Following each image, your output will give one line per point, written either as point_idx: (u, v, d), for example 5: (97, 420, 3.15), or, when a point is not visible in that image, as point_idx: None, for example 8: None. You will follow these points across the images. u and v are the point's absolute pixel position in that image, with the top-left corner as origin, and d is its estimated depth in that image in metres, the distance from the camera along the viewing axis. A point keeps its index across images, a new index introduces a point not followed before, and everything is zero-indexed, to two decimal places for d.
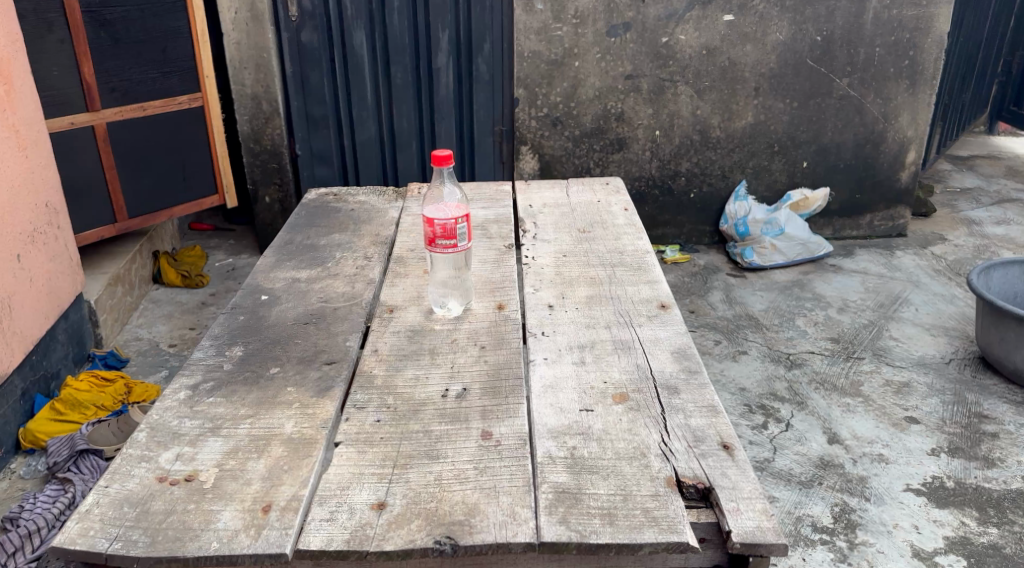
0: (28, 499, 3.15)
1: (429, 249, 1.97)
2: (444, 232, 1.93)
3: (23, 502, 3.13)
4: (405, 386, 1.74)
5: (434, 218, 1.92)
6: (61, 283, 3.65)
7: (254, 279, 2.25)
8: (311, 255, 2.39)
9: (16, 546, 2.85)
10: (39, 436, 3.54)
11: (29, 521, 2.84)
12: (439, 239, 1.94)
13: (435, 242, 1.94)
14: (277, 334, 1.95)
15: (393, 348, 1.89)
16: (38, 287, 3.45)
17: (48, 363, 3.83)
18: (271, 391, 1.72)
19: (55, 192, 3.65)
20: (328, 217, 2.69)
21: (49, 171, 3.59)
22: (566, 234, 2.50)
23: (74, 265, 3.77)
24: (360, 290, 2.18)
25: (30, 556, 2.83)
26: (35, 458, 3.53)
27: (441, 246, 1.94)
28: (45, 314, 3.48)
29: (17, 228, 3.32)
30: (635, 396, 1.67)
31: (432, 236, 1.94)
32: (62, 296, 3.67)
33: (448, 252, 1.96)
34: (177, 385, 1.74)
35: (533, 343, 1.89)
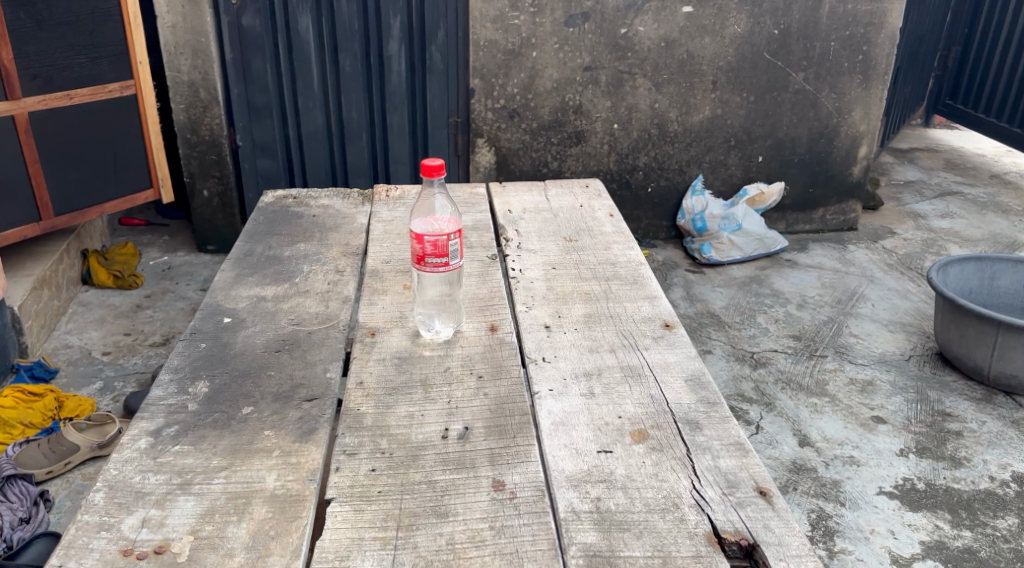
0: None
1: (417, 268, 1.79)
2: (435, 250, 1.75)
3: None
4: (399, 427, 1.57)
5: (424, 234, 1.74)
6: None
7: (212, 297, 2.03)
8: (275, 269, 2.18)
9: None
10: None
11: None
12: (429, 256, 1.76)
13: (425, 259, 1.76)
14: (247, 366, 1.75)
15: (380, 380, 1.72)
16: None
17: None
18: (247, 436, 1.54)
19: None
20: (289, 224, 2.47)
21: None
22: (552, 244, 2.35)
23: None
24: (334, 310, 1.98)
25: None
26: None
27: (431, 265, 1.77)
28: None
29: None
30: (655, 433, 1.52)
31: (422, 254, 1.76)
32: None
33: (438, 271, 1.78)
34: (136, 431, 1.54)
35: (535, 372, 1.73)
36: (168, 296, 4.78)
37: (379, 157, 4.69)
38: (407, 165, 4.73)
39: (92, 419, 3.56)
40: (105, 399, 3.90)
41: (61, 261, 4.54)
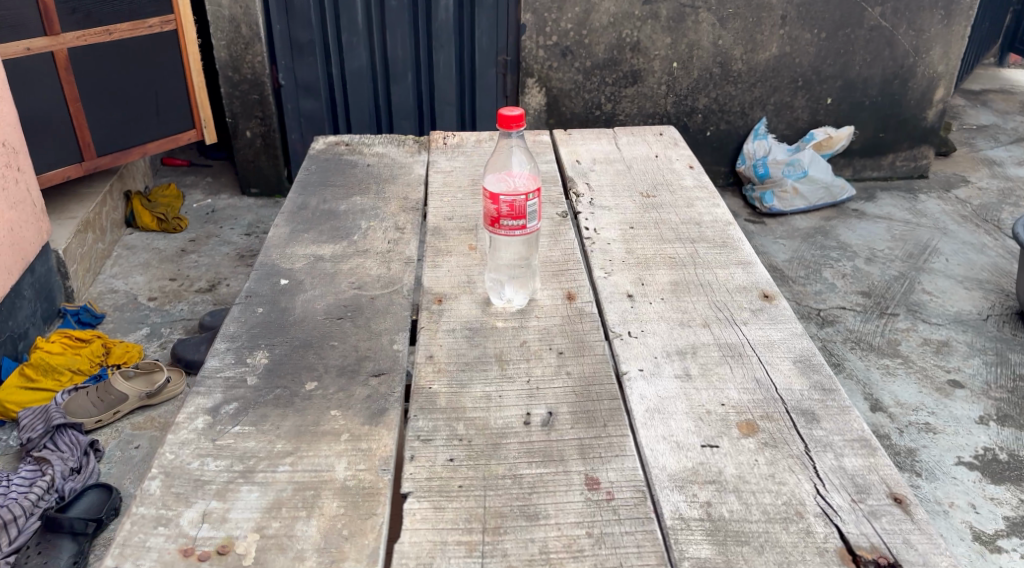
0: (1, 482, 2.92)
1: (491, 231, 1.62)
2: (512, 212, 1.57)
3: None
4: (476, 410, 1.42)
5: (500, 194, 1.56)
6: (26, 233, 3.41)
7: (267, 256, 1.89)
8: (331, 225, 2.03)
9: None
10: (9, 407, 3.29)
11: (7, 510, 2.72)
12: (505, 217, 1.58)
13: (500, 221, 1.59)
14: (308, 335, 1.61)
15: (452, 354, 1.56)
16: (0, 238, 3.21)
17: (14, 323, 3.55)
18: (312, 416, 1.40)
19: (14, 131, 3.28)
20: (342, 173, 2.32)
21: (9, 106, 3.26)
22: (628, 199, 2.16)
23: (37, 212, 3.49)
24: (397, 273, 1.82)
25: (8, 548, 2.69)
26: (6, 431, 3.28)
27: (507, 226, 1.59)
28: (10, 268, 3.26)
29: None
30: (765, 426, 1.38)
31: (497, 214, 1.58)
32: (27, 246, 3.44)
33: (513, 235, 1.60)
34: (192, 409, 1.41)
35: (621, 349, 1.57)
36: (213, 240, 4.67)
37: (425, 98, 4.47)
38: (454, 108, 4.51)
39: (139, 367, 3.51)
40: (152, 346, 3.84)
41: (104, 203, 4.45)
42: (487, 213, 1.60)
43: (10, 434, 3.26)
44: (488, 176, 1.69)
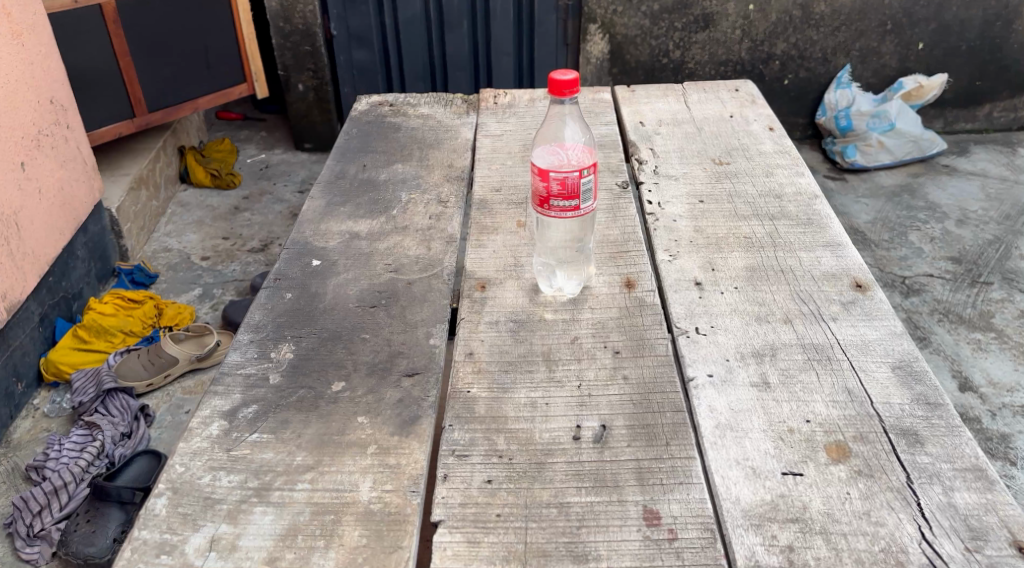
0: (55, 447, 2.93)
1: (539, 210, 1.43)
2: (563, 191, 1.38)
3: (49, 449, 2.92)
4: (520, 421, 1.25)
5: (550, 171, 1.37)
6: (75, 191, 3.39)
7: (299, 232, 1.74)
8: (369, 197, 1.87)
9: (42, 504, 2.70)
10: (62, 368, 3.27)
11: (55, 477, 2.71)
12: (556, 196, 1.39)
13: (549, 200, 1.40)
14: (337, 326, 1.46)
15: (493, 351, 1.40)
16: (48, 198, 3.19)
17: (67, 284, 3.51)
18: (337, 423, 1.26)
19: (62, 88, 3.26)
20: (385, 137, 2.15)
21: (52, 62, 3.20)
22: (697, 167, 1.94)
23: (88, 170, 3.47)
24: (438, 254, 1.65)
25: (59, 514, 2.70)
26: (59, 393, 3.26)
27: (558, 207, 1.40)
28: (60, 228, 3.26)
29: (18, 132, 2.99)
30: (859, 450, 1.19)
31: (547, 193, 1.39)
32: (77, 205, 3.43)
33: (565, 217, 1.42)
34: (208, 412, 1.28)
35: (687, 349, 1.38)
36: (266, 198, 4.58)
37: (481, 48, 4.22)
38: (512, 59, 4.25)
39: (189, 330, 3.46)
40: (204, 307, 3.77)
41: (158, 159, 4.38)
42: (535, 191, 1.41)
43: (62, 397, 3.23)
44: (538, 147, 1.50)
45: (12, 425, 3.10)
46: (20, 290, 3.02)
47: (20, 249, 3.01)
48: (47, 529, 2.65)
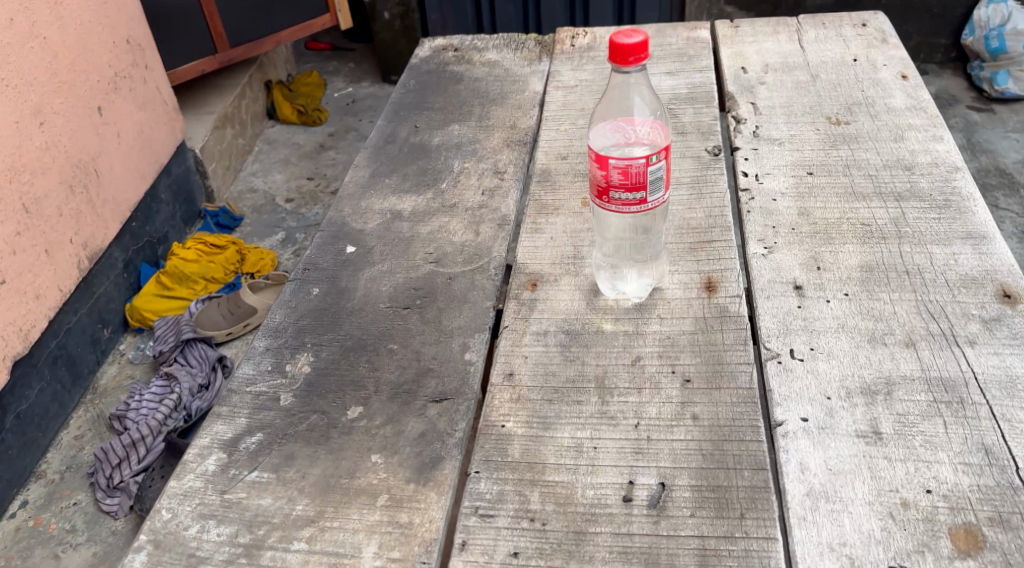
0: (134, 397, 2.67)
1: (599, 204, 1.18)
2: (627, 180, 1.12)
3: (130, 399, 2.66)
4: (560, 472, 1.03)
5: (608, 158, 1.12)
6: (156, 136, 3.18)
7: (336, 210, 1.54)
8: (418, 166, 1.64)
9: (120, 456, 2.44)
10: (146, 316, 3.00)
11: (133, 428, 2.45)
12: (616, 187, 1.13)
13: (609, 191, 1.15)
14: (362, 332, 1.26)
15: (537, 371, 1.17)
16: (127, 143, 3.00)
17: (152, 228, 3.23)
18: (346, 463, 1.08)
19: (137, 27, 3.07)
20: (444, 91, 1.90)
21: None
22: (808, 128, 1.60)
23: (169, 113, 3.27)
24: (486, 241, 1.42)
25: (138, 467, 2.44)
26: (143, 341, 3.00)
27: (620, 200, 1.14)
28: (140, 174, 3.06)
29: (94, 72, 2.80)
30: (997, 540, 0.92)
31: (606, 182, 1.14)
32: (159, 151, 3.22)
33: (629, 212, 1.16)
34: (208, 441, 1.12)
35: (776, 382, 1.12)
36: (352, 135, 4.27)
37: None
38: None
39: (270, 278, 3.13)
40: (286, 253, 3.44)
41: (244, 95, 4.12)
42: (593, 180, 1.16)
43: (147, 343, 2.97)
44: (601, 126, 1.26)
45: (97, 370, 2.84)
46: (100, 238, 2.83)
47: (100, 196, 2.82)
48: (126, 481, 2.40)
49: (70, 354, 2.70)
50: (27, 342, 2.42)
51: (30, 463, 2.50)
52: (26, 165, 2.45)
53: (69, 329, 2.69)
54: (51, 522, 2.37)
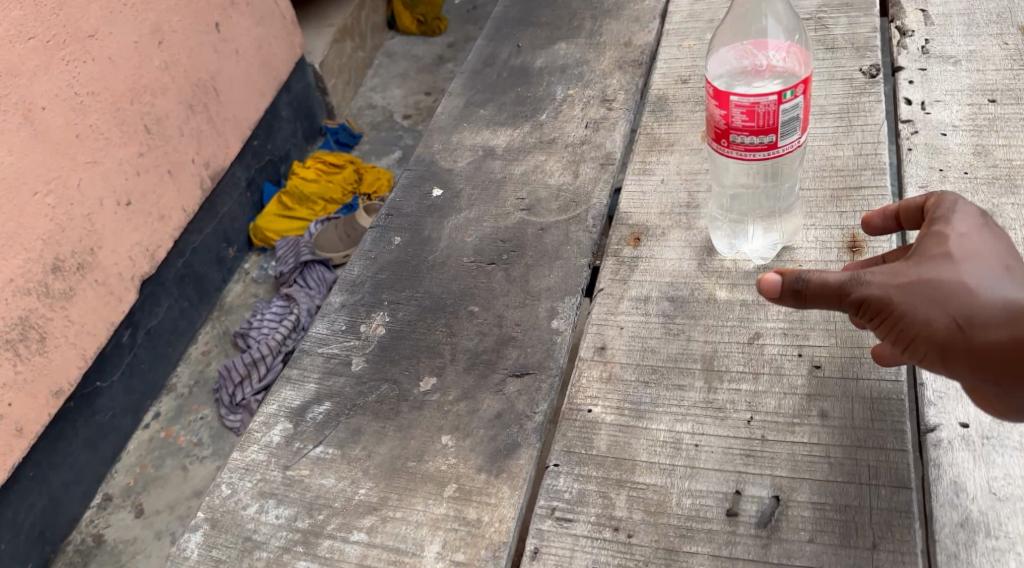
0: (255, 315, 2.45)
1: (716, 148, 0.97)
2: (757, 121, 0.91)
3: (251, 317, 2.45)
4: (652, 474, 0.89)
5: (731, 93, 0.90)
6: (276, 47, 2.68)
7: (425, 146, 1.40)
8: (517, 94, 1.47)
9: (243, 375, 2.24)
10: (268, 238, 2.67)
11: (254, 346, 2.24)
12: (738, 129, 0.92)
13: (729, 134, 0.94)
14: (442, 289, 1.13)
15: (633, 346, 1.01)
16: (248, 58, 2.52)
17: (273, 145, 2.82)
18: (415, 443, 0.96)
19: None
20: (552, 3, 1.69)
21: None
22: (994, 43, 1.30)
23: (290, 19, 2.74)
24: (586, 186, 1.25)
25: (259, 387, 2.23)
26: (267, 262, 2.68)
27: (742, 144, 0.94)
28: (260, 90, 2.59)
29: None
30: None
31: (726, 124, 0.93)
32: (281, 63, 2.73)
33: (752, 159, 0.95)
34: (274, 406, 1.04)
35: (930, 375, 0.92)
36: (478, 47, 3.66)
37: None
38: None
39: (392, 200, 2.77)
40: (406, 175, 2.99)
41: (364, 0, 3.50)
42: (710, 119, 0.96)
43: (271, 263, 2.66)
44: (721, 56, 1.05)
45: (223, 288, 2.57)
46: (220, 162, 2.42)
47: (221, 116, 2.39)
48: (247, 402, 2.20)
49: (197, 271, 2.42)
50: (153, 265, 2.13)
51: (161, 377, 2.30)
52: (147, 82, 2.08)
53: (195, 247, 2.39)
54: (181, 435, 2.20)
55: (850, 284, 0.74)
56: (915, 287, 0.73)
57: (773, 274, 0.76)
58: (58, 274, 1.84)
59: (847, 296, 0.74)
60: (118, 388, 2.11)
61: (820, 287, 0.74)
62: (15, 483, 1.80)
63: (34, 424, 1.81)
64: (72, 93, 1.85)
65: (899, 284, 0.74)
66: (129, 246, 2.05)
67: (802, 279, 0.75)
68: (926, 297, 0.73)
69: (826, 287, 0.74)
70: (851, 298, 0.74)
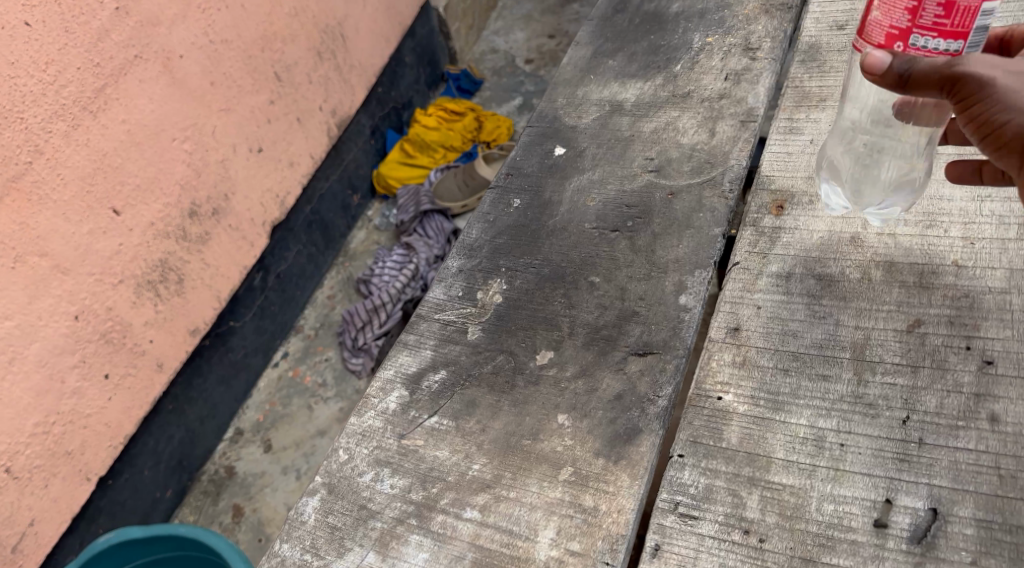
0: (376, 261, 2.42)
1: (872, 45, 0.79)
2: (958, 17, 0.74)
3: (371, 263, 2.43)
4: (788, 474, 0.81)
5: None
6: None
7: (551, 99, 1.33)
8: (649, 42, 1.37)
9: (364, 320, 2.23)
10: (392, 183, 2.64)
11: (376, 292, 2.21)
12: (924, 28, 0.76)
13: (908, 35, 0.77)
14: (564, 255, 1.07)
15: (771, 329, 0.92)
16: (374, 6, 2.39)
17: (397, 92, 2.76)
18: (531, 421, 0.92)
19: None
20: None
21: None
22: None
23: None
24: (724, 145, 1.15)
25: (380, 333, 2.22)
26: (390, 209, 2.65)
27: (923, 49, 0.76)
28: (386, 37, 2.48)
29: None
30: None
31: (910, 20, 0.76)
32: (405, 11, 2.60)
33: None
34: (390, 371, 1.01)
35: None
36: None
37: None
38: None
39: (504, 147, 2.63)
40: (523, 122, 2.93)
41: None
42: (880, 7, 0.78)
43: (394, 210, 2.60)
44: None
45: (348, 234, 2.53)
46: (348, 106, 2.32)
47: (349, 63, 2.29)
48: (368, 345, 2.18)
49: (325, 219, 2.39)
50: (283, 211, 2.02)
51: (291, 319, 2.28)
52: (276, 29, 1.93)
53: (321, 194, 2.35)
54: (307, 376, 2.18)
55: (949, 66, 0.74)
56: (1005, 76, 0.74)
57: (879, 52, 0.77)
58: (195, 219, 1.74)
59: (944, 79, 0.75)
60: (250, 328, 2.10)
61: (917, 65, 0.76)
62: (155, 416, 1.82)
63: (173, 360, 1.75)
64: (206, 41, 1.70)
65: (994, 72, 0.74)
66: (259, 191, 1.94)
67: (909, 63, 0.76)
68: (1015, 86, 0.73)
69: (923, 66, 0.75)
70: (948, 81, 0.75)
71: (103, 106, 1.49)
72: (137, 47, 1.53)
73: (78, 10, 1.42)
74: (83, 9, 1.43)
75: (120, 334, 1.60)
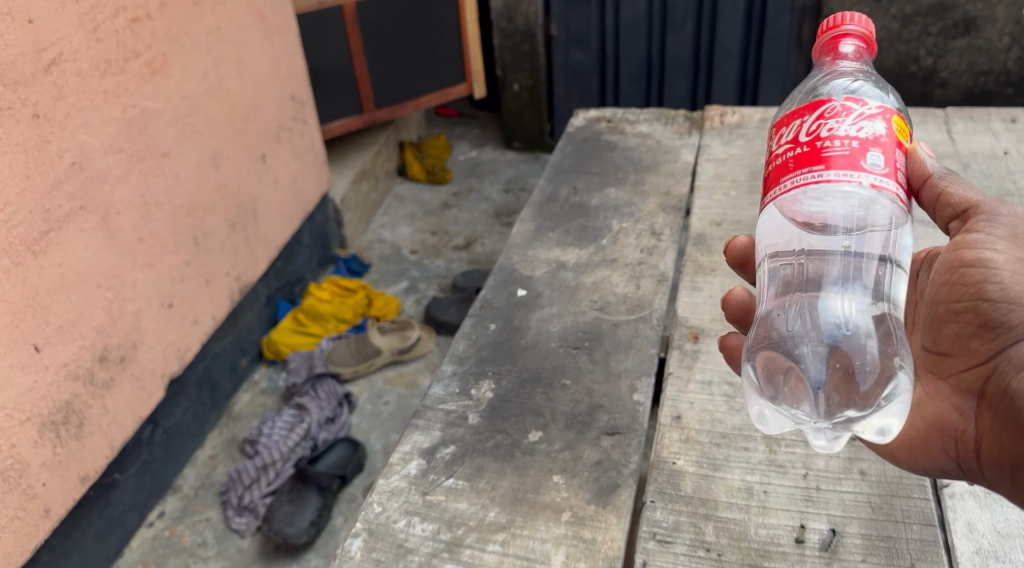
0: (268, 419, 2.46)
1: (887, 179, 0.92)
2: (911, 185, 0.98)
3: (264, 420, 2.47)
4: (731, 510, 1.11)
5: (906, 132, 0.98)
6: (306, 185, 2.86)
7: (507, 258, 1.67)
8: (579, 223, 1.77)
9: (252, 478, 2.25)
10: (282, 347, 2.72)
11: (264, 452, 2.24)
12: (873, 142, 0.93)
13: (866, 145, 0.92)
14: (539, 365, 1.37)
15: (704, 417, 1.25)
16: (282, 191, 2.69)
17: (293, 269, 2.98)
18: (532, 480, 1.16)
19: (303, 81, 2.78)
20: (601, 158, 2.03)
21: (297, 57, 2.71)
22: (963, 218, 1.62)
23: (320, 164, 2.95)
24: (647, 294, 1.53)
25: (265, 492, 2.22)
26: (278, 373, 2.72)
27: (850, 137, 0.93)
28: (289, 219, 2.75)
29: (261, 126, 2.53)
30: None
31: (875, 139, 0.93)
32: (308, 199, 2.92)
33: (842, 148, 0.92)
34: (409, 447, 1.23)
35: None
36: (474, 196, 3.77)
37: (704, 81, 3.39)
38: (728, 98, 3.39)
39: (394, 321, 2.79)
40: (409, 302, 3.15)
41: (384, 150, 3.73)
42: (884, 139, 0.93)
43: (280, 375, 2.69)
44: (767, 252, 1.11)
45: (231, 397, 2.59)
46: (249, 276, 2.53)
47: (256, 237, 2.55)
48: (254, 502, 2.20)
49: (213, 378, 2.48)
50: (181, 365, 2.18)
51: (168, 477, 2.29)
52: (198, 200, 2.22)
53: (214, 354, 2.46)
54: (184, 535, 2.17)
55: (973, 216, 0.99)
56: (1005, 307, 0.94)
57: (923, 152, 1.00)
58: (103, 363, 1.88)
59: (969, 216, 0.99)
60: (131, 483, 2.11)
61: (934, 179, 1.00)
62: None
63: (59, 508, 1.78)
64: (141, 202, 1.97)
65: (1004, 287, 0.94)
66: (163, 344, 2.10)
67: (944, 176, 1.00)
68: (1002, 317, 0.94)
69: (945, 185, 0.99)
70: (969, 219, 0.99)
71: (43, 249, 1.69)
72: (82, 201, 1.77)
73: (40, 160, 1.66)
74: (45, 160, 1.67)
75: (15, 474, 1.65)
